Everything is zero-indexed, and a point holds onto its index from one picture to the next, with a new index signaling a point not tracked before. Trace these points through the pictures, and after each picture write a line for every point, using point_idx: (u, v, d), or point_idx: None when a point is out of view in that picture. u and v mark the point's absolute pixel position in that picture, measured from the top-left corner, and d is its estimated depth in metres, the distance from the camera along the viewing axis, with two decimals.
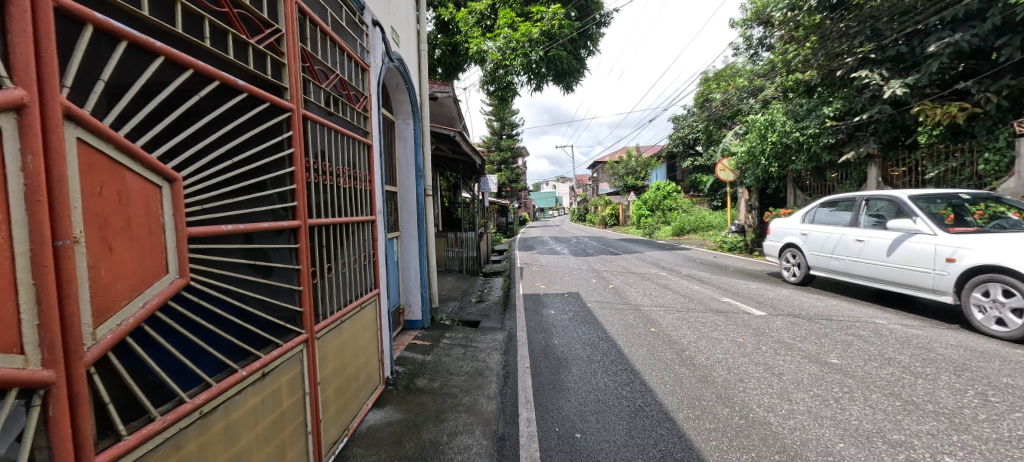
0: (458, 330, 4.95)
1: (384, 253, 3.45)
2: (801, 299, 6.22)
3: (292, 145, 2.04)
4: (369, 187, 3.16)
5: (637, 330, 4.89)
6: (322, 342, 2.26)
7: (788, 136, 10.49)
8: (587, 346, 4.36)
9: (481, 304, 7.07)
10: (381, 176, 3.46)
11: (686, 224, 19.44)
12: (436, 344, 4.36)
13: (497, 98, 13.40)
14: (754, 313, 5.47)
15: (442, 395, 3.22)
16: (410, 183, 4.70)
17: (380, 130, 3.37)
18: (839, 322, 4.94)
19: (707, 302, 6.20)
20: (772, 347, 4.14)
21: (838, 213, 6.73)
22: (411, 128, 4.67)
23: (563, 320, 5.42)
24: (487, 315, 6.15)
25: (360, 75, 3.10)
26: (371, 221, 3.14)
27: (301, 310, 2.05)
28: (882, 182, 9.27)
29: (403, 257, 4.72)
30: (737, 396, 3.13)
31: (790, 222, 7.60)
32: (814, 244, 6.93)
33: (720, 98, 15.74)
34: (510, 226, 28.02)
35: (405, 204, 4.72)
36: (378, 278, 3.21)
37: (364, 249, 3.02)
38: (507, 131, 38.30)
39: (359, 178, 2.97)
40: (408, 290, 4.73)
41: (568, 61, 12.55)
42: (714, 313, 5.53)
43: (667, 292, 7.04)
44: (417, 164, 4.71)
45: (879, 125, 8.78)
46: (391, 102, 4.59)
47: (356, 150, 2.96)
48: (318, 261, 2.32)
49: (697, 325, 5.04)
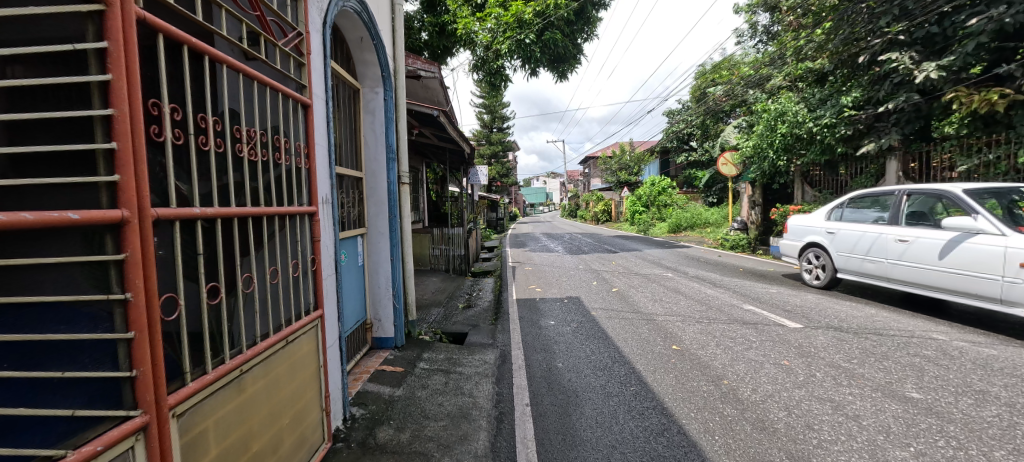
0: (440, 348, 4.05)
1: (337, 257, 2.52)
2: (834, 306, 5.46)
3: (108, 68, 1.08)
4: (309, 167, 2.21)
5: (656, 349, 4.06)
6: (191, 417, 1.33)
7: (800, 127, 9.76)
8: (600, 371, 3.53)
9: (470, 311, 6.15)
10: (333, 153, 2.53)
11: (682, 220, 18.81)
12: (411, 370, 3.45)
13: (488, 85, 12.39)
14: (788, 325, 4.68)
15: (412, 456, 2.31)
16: (381, 167, 3.76)
17: (326, 88, 2.42)
18: (893, 338, 4.19)
19: (726, 309, 5.42)
20: (830, 374, 3.34)
21: (870, 210, 5.98)
22: (381, 99, 3.72)
23: (565, 333, 4.57)
24: (476, 325, 5.26)
25: (293, 2, 2.13)
26: (312, 213, 2.20)
27: (131, 375, 1.12)
28: (902, 177, 8.79)
29: (371, 259, 3.79)
30: (815, 455, 2.30)
31: (811, 219, 6.86)
32: (842, 244, 6.20)
33: (721, 90, 15.03)
34: (500, 222, 27.05)
35: (373, 193, 3.77)
36: (321, 295, 2.28)
37: (299, 252, 2.08)
38: (498, 124, 37.29)
39: (292, 150, 2.03)
40: (378, 302, 3.81)
41: (564, 44, 11.46)
42: (740, 325, 4.75)
43: (679, 297, 6.23)
44: (389, 144, 3.76)
45: (903, 115, 8.07)
46: (355, 62, 3.62)
47: (286, 108, 2.02)
48: (190, 278, 1.38)
49: (725, 341, 4.22)
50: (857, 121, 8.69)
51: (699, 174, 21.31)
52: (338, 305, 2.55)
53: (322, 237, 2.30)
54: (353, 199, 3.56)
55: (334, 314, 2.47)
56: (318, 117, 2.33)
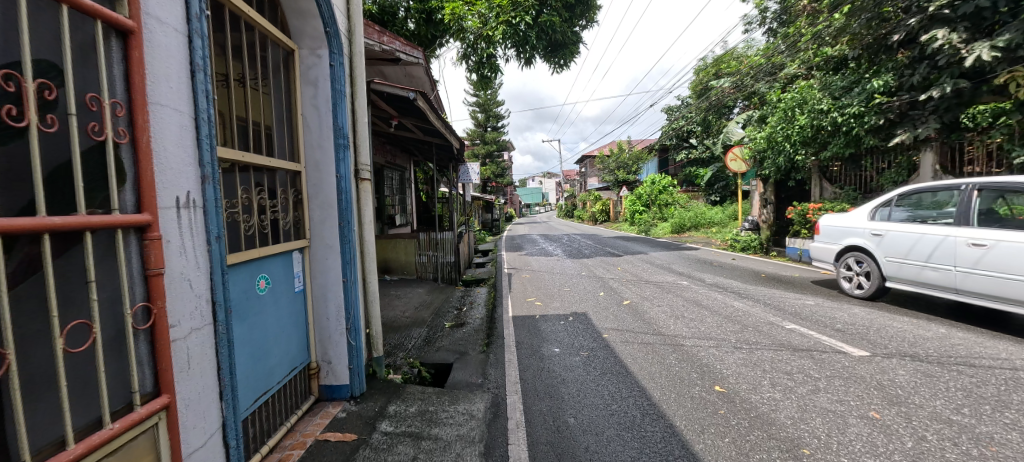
0: (413, 394, 3.08)
1: (221, 294, 1.55)
2: (893, 325, 4.56)
3: None
4: (139, 143, 1.23)
5: (694, 391, 3.13)
6: None
7: (823, 117, 9.04)
8: (629, 433, 2.59)
9: (457, 333, 5.15)
10: (212, 124, 1.55)
11: (686, 220, 17.93)
12: (367, 438, 2.47)
13: (479, 76, 11.37)
14: (850, 352, 3.76)
15: None
16: (328, 156, 2.76)
17: (187, 14, 1.44)
18: (991, 372, 3.29)
19: (766, 330, 4.48)
20: (947, 439, 2.42)
21: (927, 212, 5.11)
22: (326, 65, 2.74)
23: (575, 367, 3.65)
24: (463, 353, 4.32)
25: None
26: (145, 227, 1.24)
27: None
28: (940, 170, 8.10)
29: (316, 281, 2.80)
30: None
31: (851, 219, 5.96)
32: (891, 248, 5.31)
33: (728, 83, 14.15)
34: (495, 223, 25.99)
35: (318, 193, 2.77)
36: (170, 370, 1.30)
37: (99, 302, 1.11)
38: (493, 123, 36.22)
39: (71, 106, 1.05)
40: (326, 339, 2.84)
41: (563, 29, 10.44)
42: (790, 353, 3.80)
43: (703, 313, 5.31)
44: (339, 125, 2.77)
45: (943, 102, 7.18)
46: (286, 12, 2.64)
47: (61, 27, 1.04)
48: None
49: (781, 378, 3.27)
50: (889, 109, 7.86)
51: (700, 172, 20.48)
52: (229, 370, 1.58)
53: (174, 266, 1.34)
54: (285, 202, 2.57)
55: (215, 391, 1.51)
56: (167, 59, 1.35)
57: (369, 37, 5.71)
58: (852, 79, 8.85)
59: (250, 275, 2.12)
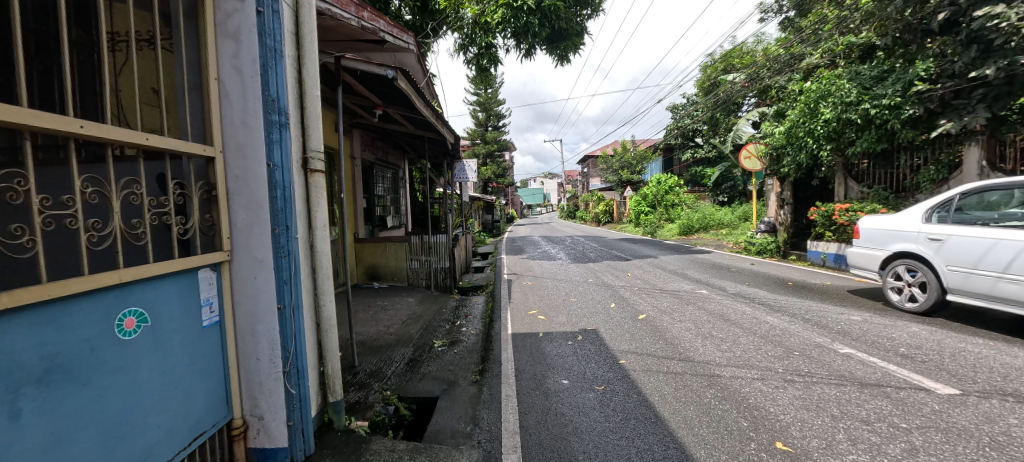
0: (377, 455, 2.31)
1: None
2: (968, 349, 3.78)
3: None
4: None
5: (749, 448, 2.38)
6: None
7: (851, 109, 8.28)
8: None
9: (447, 354, 4.40)
10: None
11: (694, 221, 17.14)
12: None
13: (477, 68, 10.64)
14: (935, 390, 3.00)
15: None
16: (256, 136, 2.01)
17: None
18: None
19: (816, 355, 3.72)
20: None
21: (998, 212, 4.38)
22: (251, 12, 1.99)
23: (589, 409, 2.89)
24: (451, 384, 3.54)
25: None
26: None
27: None
28: (987, 166, 7.32)
29: (240, 308, 2.05)
30: None
31: (901, 221, 5.19)
32: (954, 255, 4.54)
33: (738, 77, 13.40)
34: (495, 224, 25.27)
35: (243, 187, 2.02)
36: None
37: None
38: (493, 122, 35.40)
39: None
40: (256, 387, 2.09)
41: (567, 16, 9.51)
42: (859, 391, 3.03)
43: (734, 330, 4.56)
44: (269, 98, 2.03)
45: (996, 90, 6.42)
46: None
47: None
48: None
49: (861, 431, 2.51)
50: (929, 98, 7.13)
51: (708, 171, 19.70)
52: None
53: None
54: (188, 200, 1.83)
55: None
56: None
57: (345, 9, 4.67)
58: (884, 68, 8.13)
59: (103, 315, 1.39)
